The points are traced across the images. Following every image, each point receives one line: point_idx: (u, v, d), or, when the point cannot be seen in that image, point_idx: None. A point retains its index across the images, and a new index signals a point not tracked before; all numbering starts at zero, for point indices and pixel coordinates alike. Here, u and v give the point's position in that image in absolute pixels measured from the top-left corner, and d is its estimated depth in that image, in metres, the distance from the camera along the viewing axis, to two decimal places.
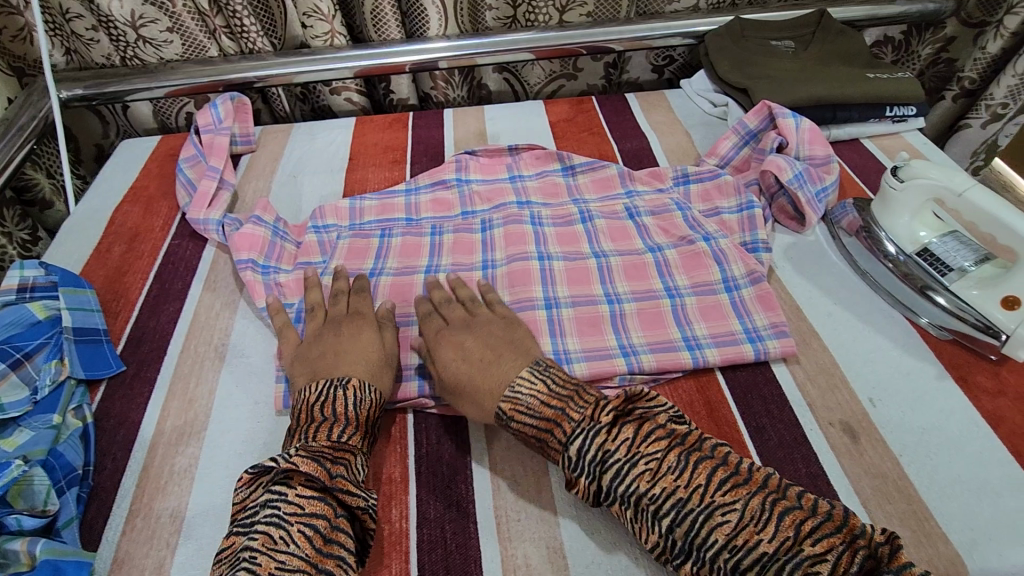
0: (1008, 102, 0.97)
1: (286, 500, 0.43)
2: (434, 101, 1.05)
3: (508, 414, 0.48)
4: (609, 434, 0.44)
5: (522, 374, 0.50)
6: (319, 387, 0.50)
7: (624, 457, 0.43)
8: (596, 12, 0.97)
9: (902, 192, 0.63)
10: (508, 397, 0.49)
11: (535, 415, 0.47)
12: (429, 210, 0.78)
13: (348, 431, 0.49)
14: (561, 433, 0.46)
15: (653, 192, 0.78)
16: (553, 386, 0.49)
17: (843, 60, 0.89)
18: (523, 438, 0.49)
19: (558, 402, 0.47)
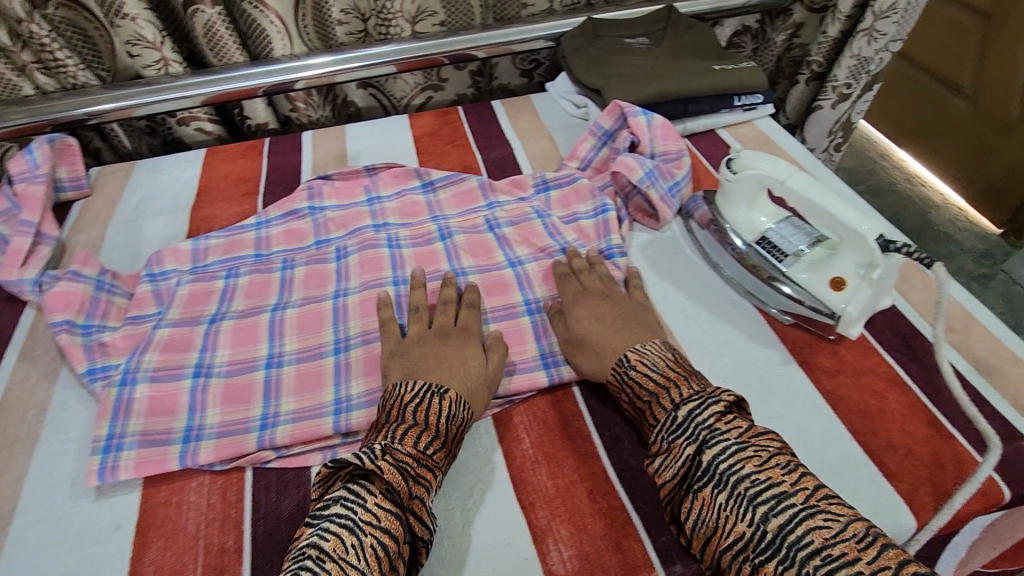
0: (851, 81, 1.02)
1: (365, 508, 0.42)
2: (296, 124, 1.00)
3: (632, 363, 0.52)
4: (722, 415, 0.45)
5: (650, 342, 0.53)
6: (416, 388, 0.50)
7: (736, 439, 0.44)
8: (449, 22, 0.94)
9: (738, 182, 0.65)
10: (636, 352, 0.53)
11: (658, 369, 0.50)
12: (281, 243, 0.73)
13: (433, 444, 0.47)
14: (677, 393, 0.48)
15: (514, 201, 0.77)
16: (676, 362, 0.51)
17: (695, 54, 0.91)
18: (633, 398, 0.51)
19: (683, 371, 0.50)
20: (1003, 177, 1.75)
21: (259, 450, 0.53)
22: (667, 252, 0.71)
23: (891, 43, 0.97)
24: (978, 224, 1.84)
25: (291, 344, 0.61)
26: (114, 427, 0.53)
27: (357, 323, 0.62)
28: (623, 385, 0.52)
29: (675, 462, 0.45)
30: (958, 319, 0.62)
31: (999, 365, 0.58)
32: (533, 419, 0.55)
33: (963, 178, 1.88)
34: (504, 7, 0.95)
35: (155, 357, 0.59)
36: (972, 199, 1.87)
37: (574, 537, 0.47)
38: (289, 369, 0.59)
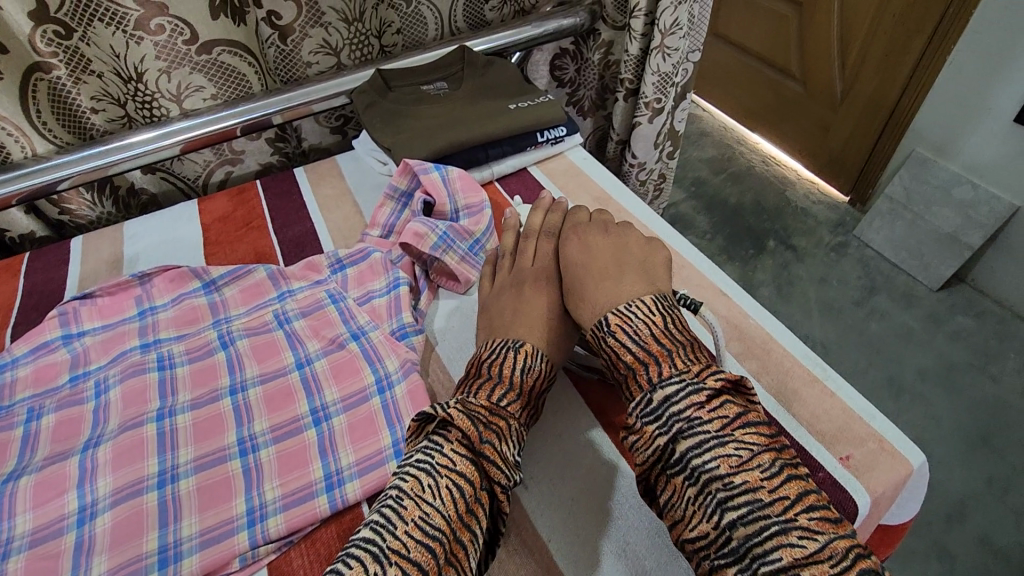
0: (660, 96, 1.02)
1: (441, 453, 0.44)
2: (72, 225, 0.88)
3: (612, 328, 0.50)
4: (705, 403, 0.43)
5: (647, 301, 0.51)
6: (495, 347, 0.53)
7: (715, 433, 0.41)
8: (222, 94, 0.86)
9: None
10: (619, 314, 0.50)
11: (638, 340, 0.48)
12: (28, 387, 0.62)
13: (509, 397, 0.49)
14: (656, 371, 0.46)
15: (307, 287, 0.70)
16: (668, 327, 0.49)
17: (492, 93, 0.88)
18: (616, 359, 0.49)
19: (668, 342, 0.47)
20: (841, 148, 1.87)
21: None
22: (467, 319, 0.68)
23: (692, 52, 1.02)
24: (829, 194, 1.96)
25: (23, 523, 0.51)
26: None
27: (106, 480, 0.53)
28: (603, 349, 0.51)
29: (647, 447, 0.44)
30: (758, 344, 0.61)
31: (797, 388, 0.57)
32: (313, 560, 0.50)
33: (809, 153, 2.00)
34: (288, 68, 0.88)
35: None
36: (820, 171, 1.99)
37: None
38: (17, 560, 0.49)
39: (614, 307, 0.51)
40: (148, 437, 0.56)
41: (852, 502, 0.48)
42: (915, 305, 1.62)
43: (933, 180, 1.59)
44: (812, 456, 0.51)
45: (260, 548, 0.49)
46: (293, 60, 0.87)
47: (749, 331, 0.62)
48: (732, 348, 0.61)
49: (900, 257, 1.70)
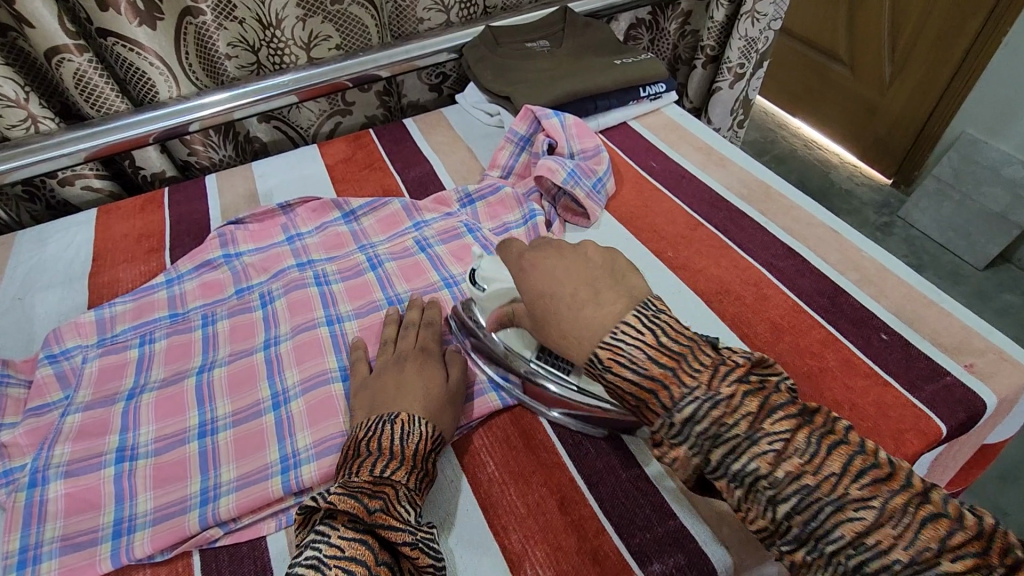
0: (744, 61, 1.08)
1: (328, 542, 0.39)
2: (197, 167, 0.93)
3: (605, 363, 0.41)
4: (727, 409, 0.38)
5: (628, 319, 0.41)
6: (368, 424, 0.48)
7: (743, 432, 0.37)
8: (345, 45, 0.91)
9: (488, 296, 0.57)
10: (608, 346, 0.41)
11: (638, 370, 0.40)
12: (197, 298, 0.67)
13: (392, 465, 0.45)
14: (668, 396, 0.39)
15: (441, 218, 0.75)
16: (662, 339, 0.40)
17: (595, 50, 0.93)
18: (617, 393, 0.42)
19: (668, 359, 0.39)
20: (886, 131, 1.90)
21: (202, 530, 0.48)
22: (620, 236, 0.73)
23: (773, 21, 1.04)
24: (871, 177, 1.99)
25: (224, 407, 0.57)
26: (27, 536, 0.48)
27: (294, 373, 0.58)
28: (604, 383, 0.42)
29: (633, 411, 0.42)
30: (874, 273, 0.66)
31: (917, 311, 0.62)
32: (495, 441, 0.54)
33: (852, 137, 2.03)
34: (400, 23, 0.94)
35: (66, 449, 0.53)
36: (863, 155, 2.01)
37: (550, 557, 0.46)
38: (225, 435, 0.55)
39: (599, 344, 0.41)
40: (324, 339, 0.61)
41: (979, 399, 0.54)
42: (960, 283, 1.66)
43: (982, 160, 1.58)
44: (938, 363, 0.57)
45: None
46: (406, 14, 0.93)
47: (864, 263, 0.67)
48: (851, 277, 0.66)
49: (945, 236, 1.73)
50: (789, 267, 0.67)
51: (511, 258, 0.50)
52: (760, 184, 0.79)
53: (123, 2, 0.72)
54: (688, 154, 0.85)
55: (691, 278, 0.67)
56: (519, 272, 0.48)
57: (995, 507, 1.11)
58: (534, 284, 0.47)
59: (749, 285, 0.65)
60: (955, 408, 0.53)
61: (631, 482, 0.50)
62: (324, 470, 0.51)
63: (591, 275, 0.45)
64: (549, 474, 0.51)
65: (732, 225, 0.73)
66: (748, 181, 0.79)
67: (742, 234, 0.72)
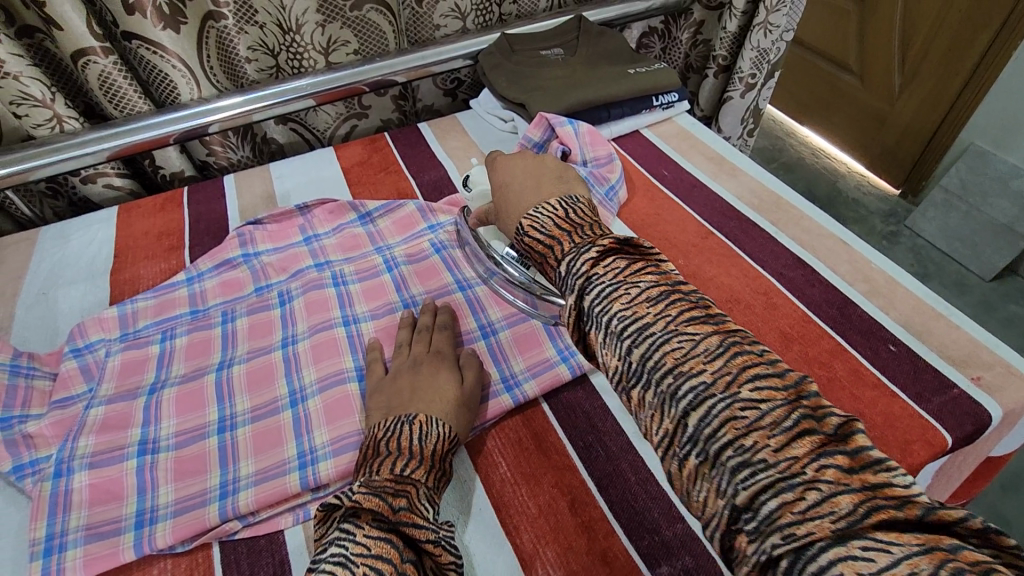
0: (755, 72, 1.09)
1: (354, 540, 0.39)
2: (215, 168, 0.95)
3: (524, 229, 0.48)
4: (600, 261, 0.42)
5: (550, 202, 0.50)
6: (386, 425, 0.50)
7: (610, 281, 0.40)
8: (363, 49, 0.92)
9: (475, 195, 0.73)
10: (530, 217, 0.49)
11: (545, 231, 0.47)
12: (217, 296, 0.69)
13: (410, 465, 0.46)
14: (559, 250, 0.45)
15: (455, 222, 0.77)
16: (571, 214, 0.48)
17: (608, 59, 0.94)
18: (529, 256, 0.48)
19: (568, 226, 0.46)
20: (895, 142, 1.90)
21: (222, 523, 0.49)
22: None
23: (785, 32, 1.05)
24: (879, 187, 1.99)
25: (243, 403, 0.58)
26: (53, 525, 0.49)
27: (311, 371, 0.60)
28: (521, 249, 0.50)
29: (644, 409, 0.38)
30: (883, 285, 0.67)
31: (925, 323, 0.63)
32: (507, 442, 0.55)
33: (860, 147, 2.04)
34: (417, 30, 0.96)
35: (90, 441, 0.54)
36: (871, 165, 2.02)
37: (561, 556, 0.47)
38: (243, 431, 0.56)
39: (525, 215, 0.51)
40: (340, 338, 0.63)
41: (987, 412, 0.54)
42: (966, 294, 1.66)
43: (990, 173, 1.58)
44: (945, 375, 0.57)
45: None
46: (423, 20, 0.95)
47: (873, 274, 0.68)
48: (860, 288, 0.67)
49: (953, 247, 1.73)
50: (798, 277, 0.68)
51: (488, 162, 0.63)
52: (770, 194, 0.80)
53: (149, 7, 0.73)
54: (699, 164, 0.86)
55: (702, 286, 0.68)
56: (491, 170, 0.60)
57: (998, 517, 1.11)
58: (499, 178, 0.58)
59: (758, 294, 0.66)
60: (962, 421, 0.54)
61: (641, 486, 0.51)
62: (340, 467, 0.52)
63: (540, 178, 0.56)
64: (560, 476, 0.52)
65: (743, 235, 0.74)
66: (759, 191, 0.80)
67: (752, 243, 0.73)
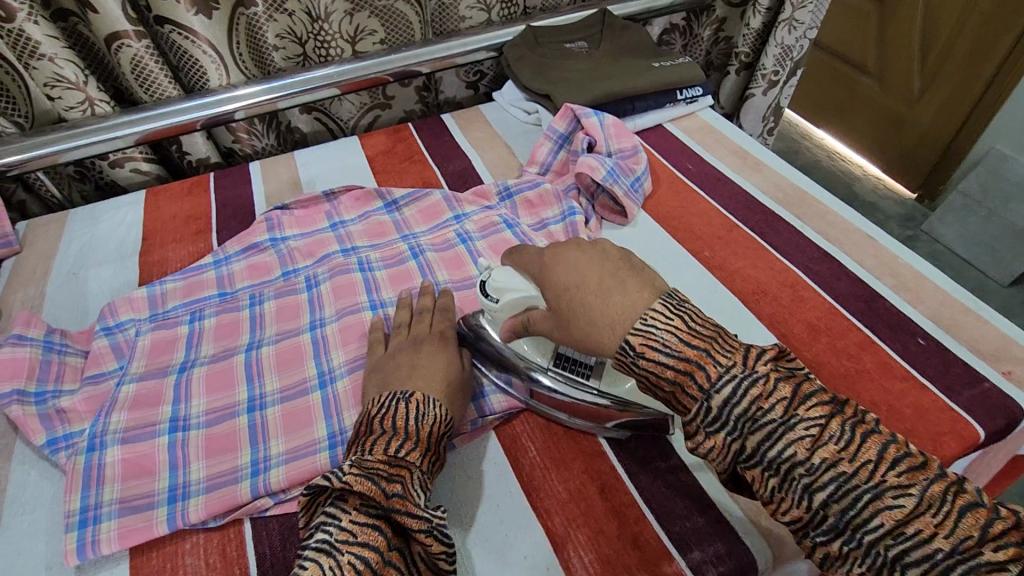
0: (778, 69, 1.09)
1: (339, 526, 0.40)
2: (240, 155, 0.95)
3: (638, 349, 0.41)
4: (762, 397, 0.39)
5: (655, 306, 0.42)
6: (382, 401, 0.48)
7: (779, 418, 0.38)
8: (389, 39, 0.93)
9: (505, 308, 0.52)
10: (639, 333, 0.41)
11: (671, 352, 0.40)
12: (245, 279, 0.69)
13: (405, 446, 0.45)
14: (704, 377, 0.39)
15: (480, 211, 0.77)
16: (691, 322, 0.42)
17: (633, 52, 0.94)
18: (650, 379, 0.42)
19: (700, 341, 0.40)
20: (914, 145, 1.89)
21: (254, 499, 0.50)
22: (657, 235, 0.74)
23: (810, 29, 1.05)
24: (896, 190, 1.98)
25: (272, 383, 0.58)
26: (87, 498, 0.50)
27: (339, 354, 0.60)
28: (634, 372, 0.43)
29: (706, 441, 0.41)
30: (911, 279, 0.66)
31: (955, 317, 0.62)
32: (535, 427, 0.55)
33: (877, 150, 2.02)
34: (442, 21, 0.96)
35: (122, 417, 0.55)
36: (888, 168, 2.00)
37: (592, 539, 0.47)
38: (273, 410, 0.56)
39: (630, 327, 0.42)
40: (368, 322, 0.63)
41: (1018, 406, 0.54)
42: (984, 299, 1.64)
43: (1011, 176, 1.57)
44: (975, 368, 0.57)
45: (486, 418, 0.55)
46: (449, 11, 0.95)
47: (901, 269, 0.68)
48: (888, 282, 0.66)
49: (971, 252, 1.71)
50: (826, 270, 0.68)
51: (531, 261, 0.51)
52: (796, 189, 0.80)
53: None
54: (724, 158, 0.86)
55: (728, 278, 0.68)
56: (545, 269, 0.49)
57: None
58: (559, 281, 0.47)
59: (785, 286, 0.66)
60: (993, 414, 0.54)
61: (670, 472, 0.51)
62: None
63: (610, 264, 0.46)
64: (589, 462, 0.52)
65: (769, 228, 0.74)
66: (784, 186, 0.80)
67: (778, 236, 0.72)
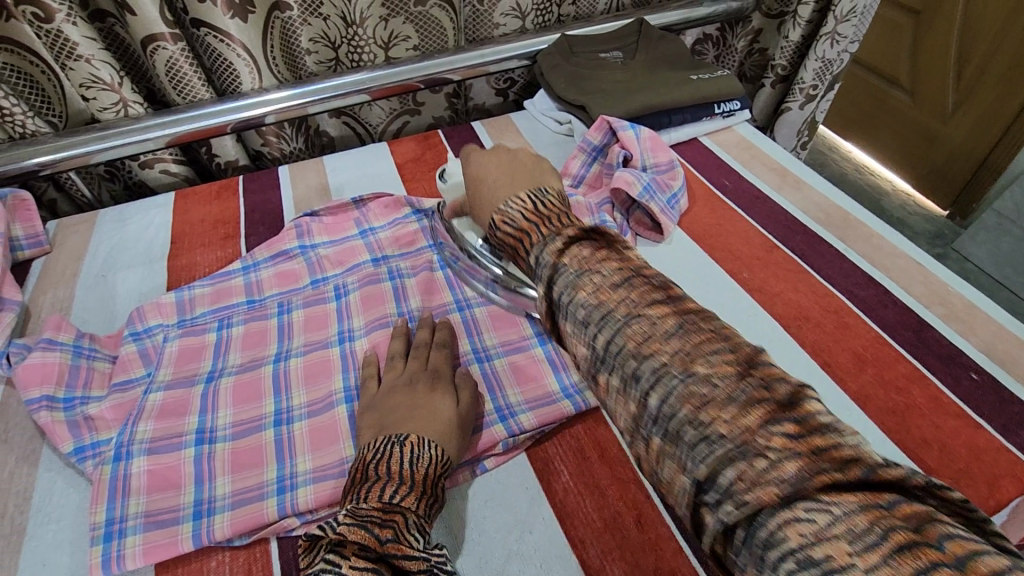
0: (817, 83, 1.06)
1: (340, 572, 0.37)
2: (268, 158, 0.95)
3: (495, 222, 0.47)
4: (566, 250, 0.41)
5: (519, 194, 0.48)
6: (375, 446, 0.47)
7: (575, 270, 0.39)
8: (422, 46, 0.92)
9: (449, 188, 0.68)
10: (501, 211, 0.47)
11: (515, 223, 0.45)
12: (274, 287, 0.68)
13: (400, 491, 0.43)
14: (528, 241, 0.43)
15: None
16: (542, 205, 0.46)
17: (669, 64, 0.92)
18: (504, 250, 0.47)
19: (540, 215, 0.45)
20: (946, 161, 1.84)
21: (280, 518, 0.49)
22: (693, 254, 0.72)
23: (851, 43, 1.02)
24: (926, 207, 1.93)
25: (299, 397, 0.57)
26: (113, 510, 0.49)
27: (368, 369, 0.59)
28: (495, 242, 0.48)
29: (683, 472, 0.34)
30: (961, 309, 0.64)
31: (1009, 352, 0.59)
32: (568, 450, 0.54)
33: (906, 165, 1.98)
34: (476, 28, 0.95)
35: (149, 427, 0.54)
36: (918, 184, 1.96)
37: (629, 575, 0.45)
38: (300, 425, 0.55)
39: (497, 207, 0.49)
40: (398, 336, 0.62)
41: None
42: None
43: None
44: None
45: (517, 437, 0.53)
46: (483, 19, 0.94)
47: (950, 298, 0.65)
48: (937, 311, 0.64)
49: (1003, 273, 1.65)
50: (871, 297, 0.65)
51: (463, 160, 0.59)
52: (837, 209, 0.77)
53: None
54: (762, 174, 0.83)
55: (768, 301, 0.65)
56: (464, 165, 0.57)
57: None
58: (473, 172, 0.55)
59: (828, 312, 0.64)
60: None
61: None
62: None
63: (513, 171, 0.53)
64: (625, 491, 0.50)
65: (810, 250, 0.71)
66: (825, 206, 0.78)
67: (819, 259, 0.70)
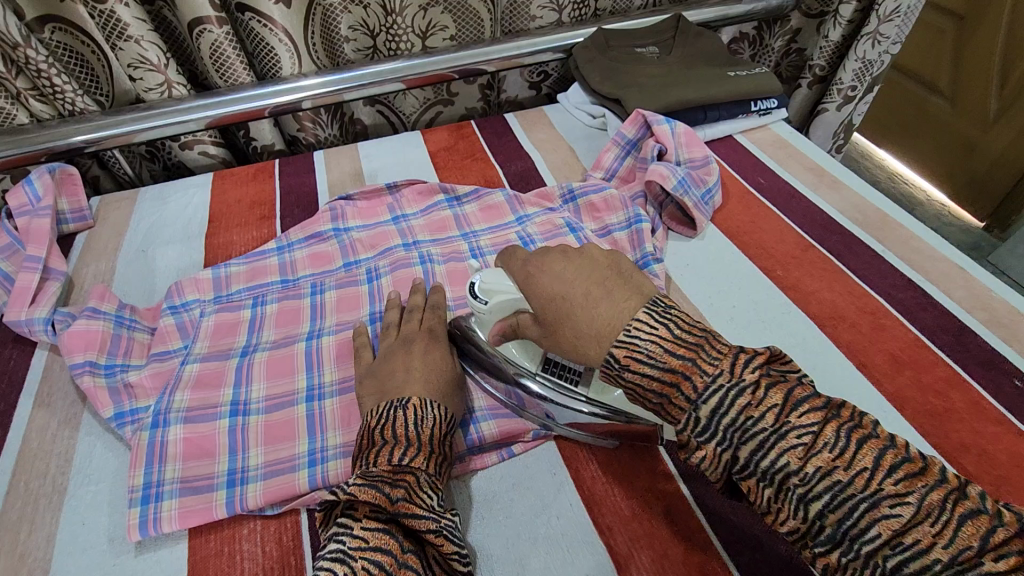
0: (856, 84, 1.05)
1: (352, 534, 0.38)
2: (303, 143, 0.96)
3: (622, 362, 0.38)
4: (753, 400, 0.34)
5: (638, 315, 0.39)
6: (380, 411, 0.47)
7: (771, 428, 0.34)
8: (459, 36, 0.93)
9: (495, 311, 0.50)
10: (624, 344, 0.38)
11: (657, 364, 0.37)
12: (307, 267, 0.70)
13: (409, 453, 0.44)
14: (691, 389, 0.36)
15: (543, 213, 0.75)
16: (676, 329, 0.38)
17: (706, 60, 0.91)
18: (638, 391, 0.39)
19: (686, 349, 0.37)
20: (985, 170, 1.78)
21: (311, 491, 0.49)
22: (726, 250, 0.71)
23: (893, 45, 1.00)
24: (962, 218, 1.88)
25: (331, 374, 0.58)
26: (150, 474, 0.50)
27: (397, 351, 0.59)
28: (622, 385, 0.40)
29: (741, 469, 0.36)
30: (1005, 316, 0.62)
31: None
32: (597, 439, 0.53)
33: (943, 174, 1.93)
34: (513, 19, 0.95)
35: (185, 396, 0.55)
36: (954, 193, 1.90)
37: (656, 563, 0.45)
38: (332, 402, 0.56)
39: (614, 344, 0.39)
40: None
41: None
42: None
43: None
44: None
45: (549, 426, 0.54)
46: (520, 10, 0.94)
47: (993, 304, 0.63)
48: (979, 316, 0.62)
49: None
50: (909, 299, 0.64)
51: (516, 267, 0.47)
52: (876, 210, 0.76)
53: None
54: (799, 174, 0.82)
55: (802, 299, 0.64)
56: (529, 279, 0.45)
57: None
58: (548, 289, 0.43)
59: (865, 313, 0.63)
60: None
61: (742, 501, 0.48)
62: None
63: (594, 276, 0.42)
64: (653, 482, 0.50)
65: (847, 251, 0.70)
66: (863, 207, 0.76)
67: (856, 260, 0.69)
